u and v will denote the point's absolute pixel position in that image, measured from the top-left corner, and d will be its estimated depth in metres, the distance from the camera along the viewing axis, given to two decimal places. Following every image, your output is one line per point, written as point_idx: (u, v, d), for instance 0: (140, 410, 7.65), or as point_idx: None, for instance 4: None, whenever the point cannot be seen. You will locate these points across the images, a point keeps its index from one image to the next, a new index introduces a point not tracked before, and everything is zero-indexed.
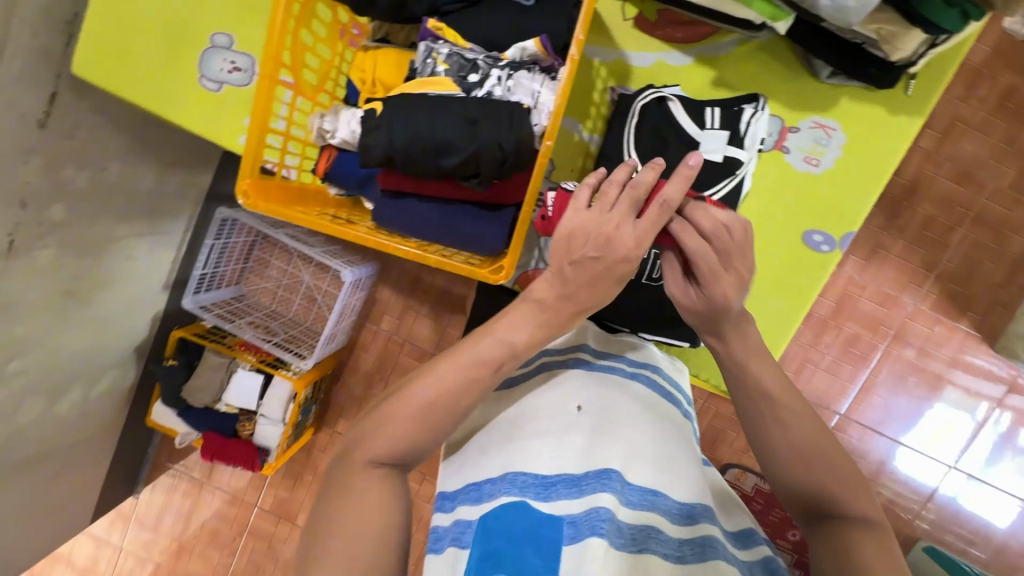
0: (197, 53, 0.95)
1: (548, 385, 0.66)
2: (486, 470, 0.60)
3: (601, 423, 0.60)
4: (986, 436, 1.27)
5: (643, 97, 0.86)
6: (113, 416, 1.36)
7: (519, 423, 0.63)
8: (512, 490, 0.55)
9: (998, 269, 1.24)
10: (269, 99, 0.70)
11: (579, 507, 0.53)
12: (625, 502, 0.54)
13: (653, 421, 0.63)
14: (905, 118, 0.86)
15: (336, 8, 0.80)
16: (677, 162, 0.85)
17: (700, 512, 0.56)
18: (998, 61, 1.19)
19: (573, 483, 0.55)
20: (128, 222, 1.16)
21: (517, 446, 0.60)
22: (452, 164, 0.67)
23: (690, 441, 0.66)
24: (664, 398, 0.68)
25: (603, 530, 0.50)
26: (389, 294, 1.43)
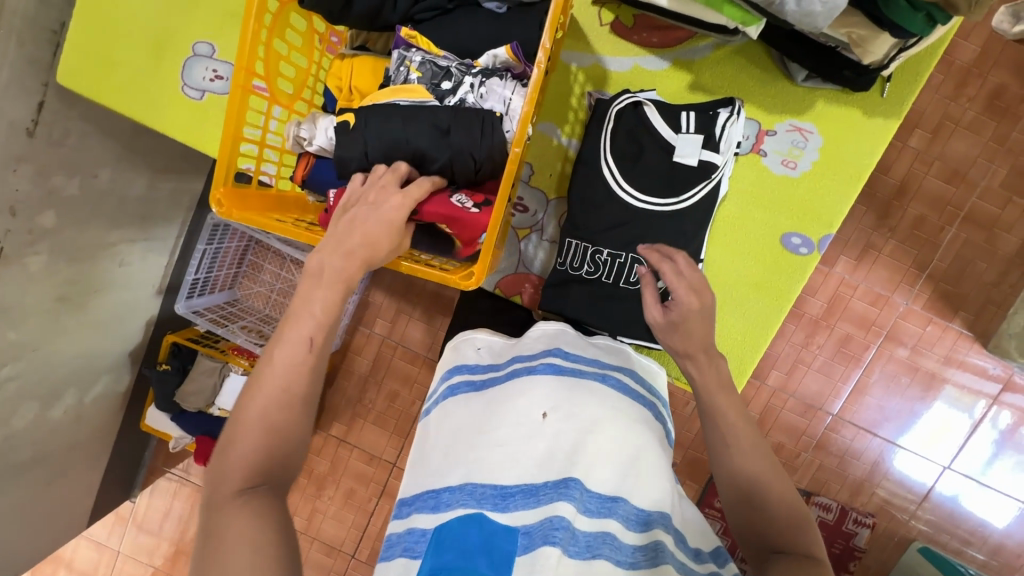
0: (180, 62, 0.97)
1: (514, 386, 0.66)
2: (446, 476, 0.61)
3: (565, 430, 0.61)
4: (982, 435, 1.27)
5: (619, 101, 0.87)
6: (108, 421, 1.37)
7: (483, 429, 0.63)
8: (469, 502, 0.57)
9: (991, 268, 1.24)
10: (242, 108, 0.71)
11: (535, 517, 0.55)
12: (583, 510, 0.56)
13: (620, 424, 0.63)
14: (882, 120, 0.87)
15: (311, 17, 0.81)
16: (653, 165, 0.86)
17: (656, 518, 0.59)
18: (986, 60, 1.19)
19: (531, 493, 0.57)
20: (121, 229, 1.17)
21: (480, 453, 0.61)
22: (430, 171, 0.69)
23: (659, 443, 0.66)
24: (633, 400, 0.69)
25: (555, 539, 0.53)
26: (382, 297, 1.43)
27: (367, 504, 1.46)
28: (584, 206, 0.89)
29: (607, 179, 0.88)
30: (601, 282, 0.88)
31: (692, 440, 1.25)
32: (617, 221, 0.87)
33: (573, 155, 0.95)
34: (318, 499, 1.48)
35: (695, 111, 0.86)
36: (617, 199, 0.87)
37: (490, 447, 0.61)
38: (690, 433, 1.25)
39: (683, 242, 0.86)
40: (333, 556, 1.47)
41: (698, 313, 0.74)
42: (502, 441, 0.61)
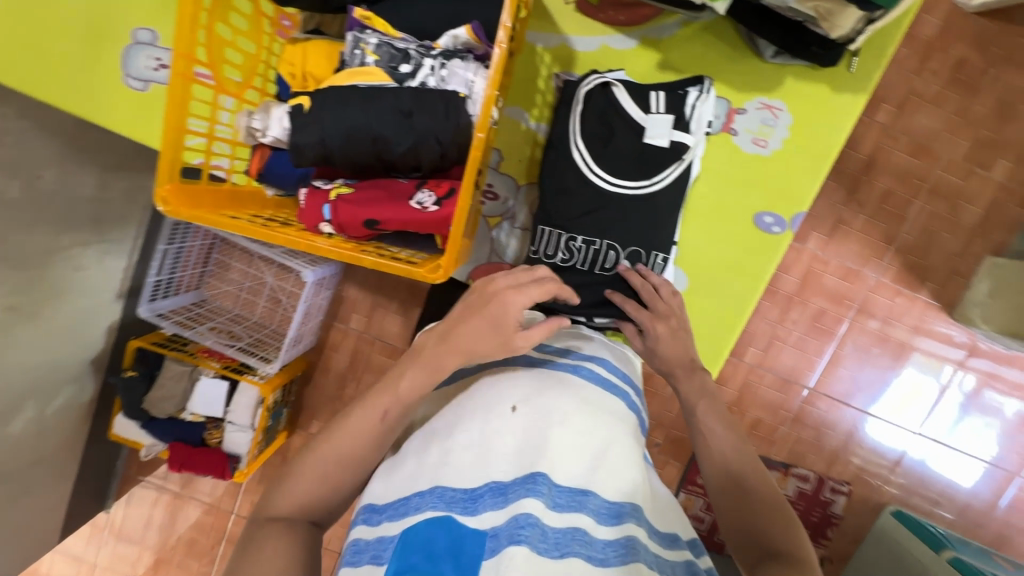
0: (120, 50, 0.94)
1: (485, 383, 0.67)
2: (415, 480, 0.60)
3: (534, 423, 0.60)
4: (950, 399, 1.31)
5: (586, 83, 0.85)
6: (74, 433, 1.32)
7: (453, 426, 0.63)
8: (439, 505, 0.56)
9: (956, 238, 1.26)
10: (184, 98, 0.67)
11: (503, 518, 0.54)
12: (552, 507, 0.54)
13: (589, 413, 0.63)
14: (851, 95, 0.87)
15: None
16: (625, 147, 0.85)
17: (628, 511, 0.57)
18: (949, 33, 1.20)
19: (499, 492, 0.56)
20: (73, 232, 1.11)
21: (449, 451, 0.60)
22: (393, 159, 0.67)
23: (631, 434, 0.66)
24: (605, 390, 0.69)
25: (522, 538, 0.51)
26: (356, 292, 1.40)
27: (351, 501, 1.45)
28: (555, 192, 0.88)
29: (578, 164, 0.86)
30: (576, 268, 0.87)
31: (674, 420, 1.26)
32: (588, 208, 0.86)
33: (542, 139, 0.93)
34: None
35: (667, 93, 0.85)
36: (590, 182, 0.85)
37: (459, 447, 0.60)
38: (671, 413, 1.25)
39: (656, 226, 0.86)
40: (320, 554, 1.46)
41: (666, 332, 0.79)
42: (472, 439, 0.60)
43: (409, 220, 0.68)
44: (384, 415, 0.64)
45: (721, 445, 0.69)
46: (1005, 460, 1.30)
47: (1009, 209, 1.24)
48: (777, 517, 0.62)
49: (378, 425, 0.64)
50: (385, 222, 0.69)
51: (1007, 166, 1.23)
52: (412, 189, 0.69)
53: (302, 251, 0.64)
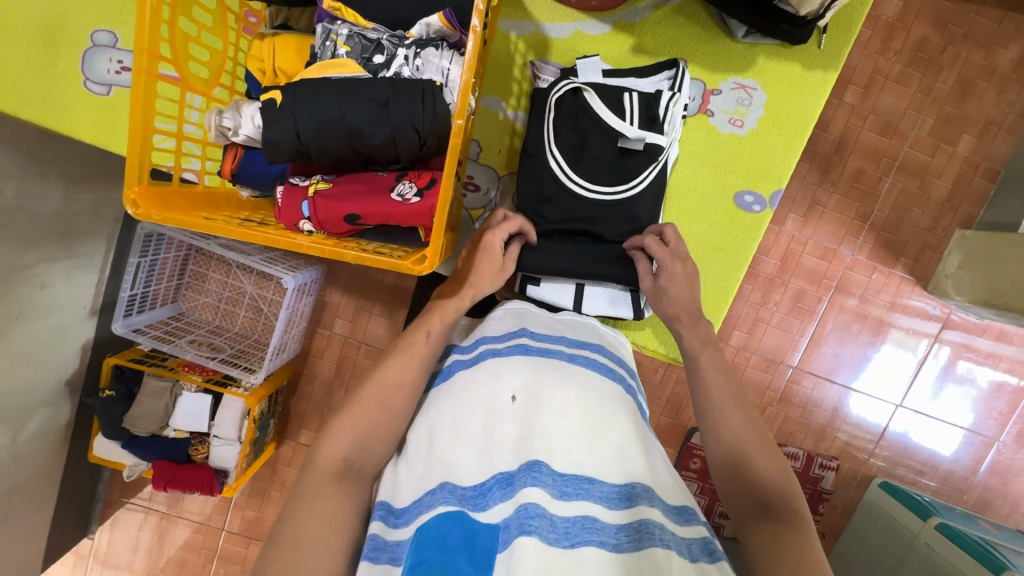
0: (79, 54, 0.91)
1: (485, 372, 0.66)
2: (425, 480, 0.60)
3: (534, 411, 0.61)
4: (928, 370, 1.34)
5: (558, 89, 0.83)
6: (50, 458, 1.27)
7: (455, 422, 0.63)
8: (450, 500, 0.56)
9: (926, 214, 1.29)
10: (150, 97, 0.64)
11: (511, 509, 0.53)
12: (558, 496, 0.54)
13: (589, 400, 0.63)
14: (823, 72, 0.88)
15: None
16: (600, 152, 0.85)
17: (640, 493, 0.57)
18: (909, 14, 1.24)
19: (506, 483, 0.56)
20: (39, 248, 1.07)
21: (454, 449, 0.61)
22: (370, 152, 0.66)
23: (633, 417, 0.66)
24: (604, 376, 0.69)
25: (532, 528, 0.50)
26: (339, 296, 1.38)
27: None
28: (533, 202, 0.87)
29: (556, 173, 0.85)
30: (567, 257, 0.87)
31: (663, 407, 1.26)
32: (569, 198, 0.86)
33: (520, 129, 0.93)
34: None
35: (639, 103, 0.83)
36: (568, 190, 0.85)
37: (464, 443, 0.61)
38: (661, 400, 1.26)
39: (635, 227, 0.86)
40: None
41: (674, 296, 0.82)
42: (476, 434, 0.61)
43: (388, 212, 0.67)
44: (429, 334, 0.74)
45: (723, 411, 0.72)
46: (983, 426, 1.34)
47: (975, 182, 1.28)
48: (781, 483, 0.65)
49: (398, 395, 0.69)
50: (366, 216, 0.68)
51: (970, 141, 1.27)
52: (392, 182, 0.68)
53: (282, 248, 0.62)
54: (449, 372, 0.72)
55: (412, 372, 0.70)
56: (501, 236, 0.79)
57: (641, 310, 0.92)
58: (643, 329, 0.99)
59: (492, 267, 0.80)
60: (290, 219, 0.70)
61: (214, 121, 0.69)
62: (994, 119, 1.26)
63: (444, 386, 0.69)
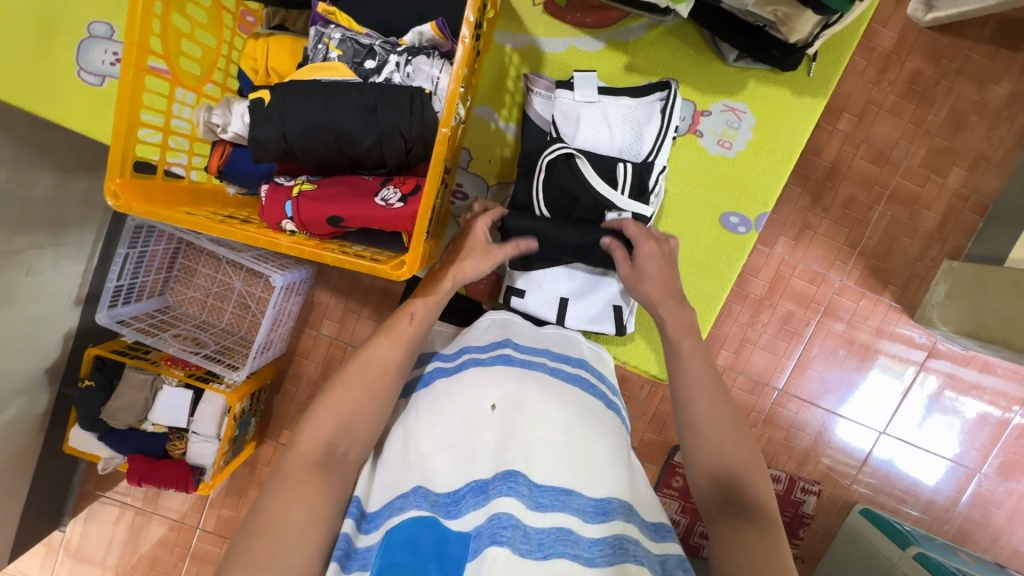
0: (75, 44, 0.92)
1: (467, 379, 0.65)
2: (401, 484, 0.60)
3: (513, 421, 0.60)
4: (913, 398, 1.34)
5: (550, 151, 0.83)
6: (26, 447, 1.26)
7: (434, 429, 0.62)
8: (422, 504, 0.56)
9: (914, 243, 1.31)
10: (139, 90, 0.65)
11: (483, 517, 0.53)
12: (533, 506, 0.54)
13: (571, 413, 0.63)
14: (810, 99, 0.90)
15: None
16: (585, 216, 0.85)
17: (615, 508, 0.57)
18: (905, 46, 1.26)
19: (480, 491, 0.56)
20: (25, 235, 1.07)
21: (430, 456, 0.60)
22: (356, 155, 0.66)
23: (613, 431, 0.66)
24: (587, 390, 0.69)
25: (503, 538, 0.50)
26: (328, 298, 1.39)
27: None
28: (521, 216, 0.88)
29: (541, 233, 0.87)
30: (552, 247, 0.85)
31: (648, 423, 1.26)
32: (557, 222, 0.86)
33: (512, 139, 0.93)
34: None
35: (636, 171, 0.84)
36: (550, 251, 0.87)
37: (441, 450, 0.60)
38: (645, 417, 1.25)
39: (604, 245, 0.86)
40: None
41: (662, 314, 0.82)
42: (454, 441, 0.60)
43: (371, 216, 0.67)
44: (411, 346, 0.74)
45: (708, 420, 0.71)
46: (966, 457, 1.35)
47: (964, 214, 1.29)
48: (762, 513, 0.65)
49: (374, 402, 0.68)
50: (349, 219, 0.68)
51: (961, 173, 1.29)
52: (377, 186, 0.68)
53: (262, 247, 0.62)
54: (429, 379, 0.71)
55: (399, 359, 0.70)
56: (486, 224, 0.81)
57: (622, 325, 0.92)
58: (627, 342, 0.99)
59: (479, 249, 0.79)
60: (270, 215, 0.70)
61: (202, 116, 0.70)
62: (984, 153, 1.28)
63: (423, 393, 0.69)
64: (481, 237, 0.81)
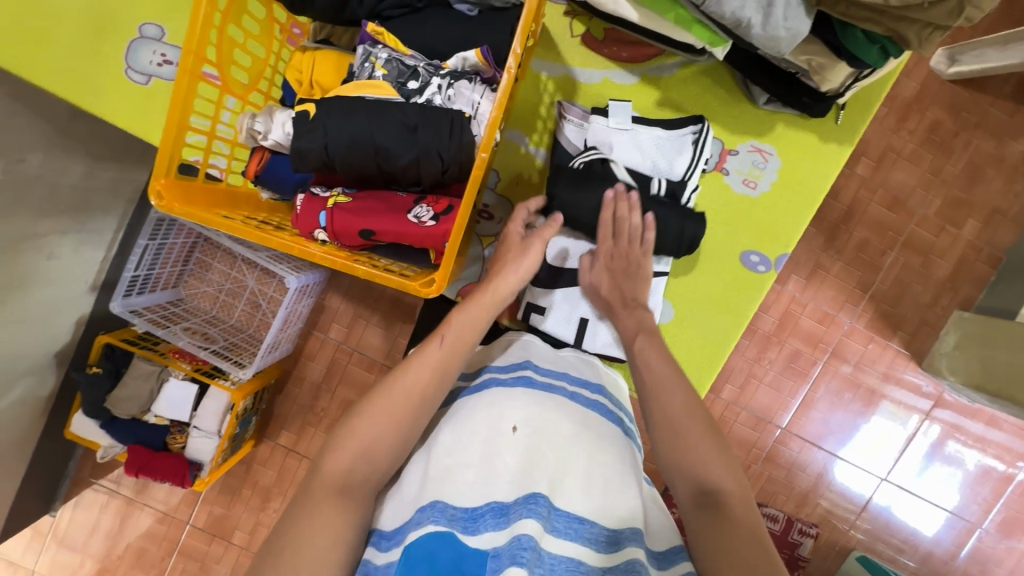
0: (125, 44, 0.94)
1: (489, 401, 0.65)
2: (419, 501, 0.59)
3: (534, 444, 0.60)
4: (917, 447, 1.33)
5: (585, 156, 0.86)
6: (27, 429, 1.26)
7: (455, 447, 0.61)
8: (440, 520, 0.55)
9: (926, 291, 1.31)
10: (189, 94, 0.66)
11: (504, 538, 0.53)
12: (550, 530, 0.54)
13: (589, 440, 0.63)
14: (837, 145, 0.91)
15: (272, 5, 0.79)
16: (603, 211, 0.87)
17: (627, 535, 0.57)
18: (926, 97, 1.28)
19: (500, 513, 0.55)
20: (51, 220, 1.09)
21: (449, 475, 0.59)
22: (394, 171, 0.67)
23: (630, 459, 0.65)
24: (606, 417, 0.69)
25: (523, 560, 0.50)
26: (339, 302, 1.41)
27: None
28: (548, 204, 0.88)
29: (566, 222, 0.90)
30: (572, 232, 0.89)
31: None
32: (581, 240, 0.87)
33: (540, 164, 0.94)
34: (261, 512, 1.44)
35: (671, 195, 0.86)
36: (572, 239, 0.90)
37: (461, 467, 0.59)
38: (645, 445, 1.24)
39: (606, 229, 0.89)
40: None
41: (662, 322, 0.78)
42: (474, 460, 0.60)
43: (402, 234, 0.68)
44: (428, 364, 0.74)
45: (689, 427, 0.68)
46: (967, 511, 1.33)
47: (977, 266, 1.30)
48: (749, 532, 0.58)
49: None
50: (381, 233, 0.69)
51: (975, 226, 1.29)
52: (410, 204, 0.69)
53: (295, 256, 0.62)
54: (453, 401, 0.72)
55: None
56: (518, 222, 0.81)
57: None
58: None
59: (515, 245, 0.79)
60: (302, 223, 0.71)
61: (245, 122, 0.71)
62: (1000, 207, 1.29)
63: (448, 413, 0.69)
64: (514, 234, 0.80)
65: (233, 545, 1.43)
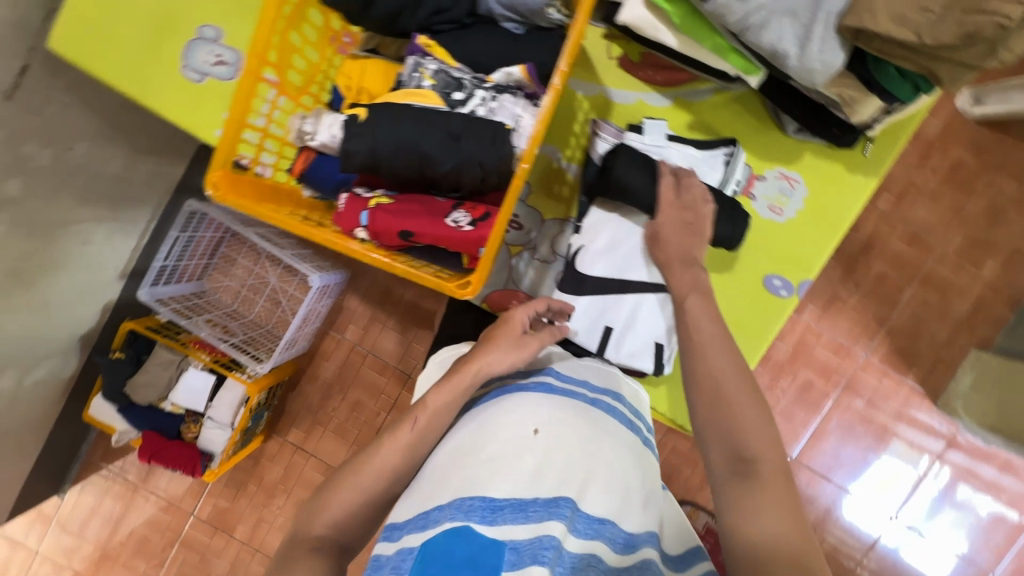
0: (183, 43, 0.91)
1: (512, 403, 0.66)
2: (435, 496, 0.58)
3: (556, 447, 0.61)
4: (926, 490, 1.31)
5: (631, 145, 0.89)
6: (45, 410, 1.29)
7: (475, 447, 0.61)
8: (457, 515, 0.55)
9: (943, 328, 1.31)
10: (250, 93, 0.70)
11: (526, 534, 0.54)
12: (572, 531, 0.55)
13: (610, 446, 0.64)
14: (864, 177, 0.92)
15: (330, 14, 0.82)
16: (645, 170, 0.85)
17: (643, 539, 0.59)
18: (949, 136, 1.29)
19: (519, 508, 0.55)
20: (89, 207, 1.13)
21: (469, 471, 0.59)
22: (436, 175, 0.69)
23: (647, 467, 0.67)
24: (624, 425, 0.70)
25: (545, 559, 0.52)
26: (356, 304, 1.44)
27: None
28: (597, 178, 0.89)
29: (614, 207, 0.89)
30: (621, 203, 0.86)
31: None
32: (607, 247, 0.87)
33: (572, 179, 0.96)
34: (265, 509, 1.45)
35: (717, 203, 0.86)
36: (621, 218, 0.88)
37: (482, 461, 0.59)
38: None
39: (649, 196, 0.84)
40: None
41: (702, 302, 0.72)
42: (494, 457, 0.59)
43: (442, 236, 0.70)
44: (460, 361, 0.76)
45: (739, 403, 0.63)
46: (978, 557, 1.30)
47: (996, 307, 1.29)
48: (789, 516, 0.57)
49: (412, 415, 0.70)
50: (419, 234, 0.70)
51: (995, 266, 1.29)
52: (448, 208, 0.72)
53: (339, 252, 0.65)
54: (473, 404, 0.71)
55: None
56: (525, 313, 0.74)
57: (661, 365, 0.87)
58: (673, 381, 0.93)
59: (512, 335, 0.72)
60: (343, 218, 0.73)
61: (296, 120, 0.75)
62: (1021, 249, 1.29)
63: (468, 414, 0.69)
64: (516, 326, 0.73)
65: (235, 539, 1.45)
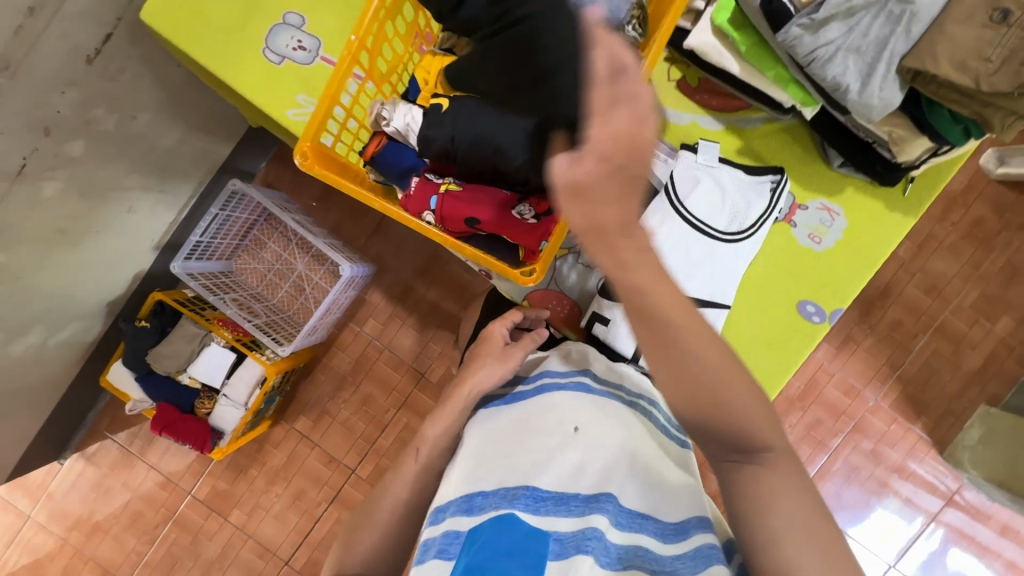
0: (268, 27, 0.96)
1: (552, 400, 0.68)
2: (477, 480, 0.61)
3: (594, 445, 0.63)
4: (920, 548, 1.31)
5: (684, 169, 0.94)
6: (64, 371, 1.30)
7: (515, 441, 0.64)
8: (503, 503, 0.57)
9: (954, 380, 1.32)
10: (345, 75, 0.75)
11: (571, 527, 0.56)
12: (615, 524, 0.57)
13: (646, 447, 0.66)
14: (901, 216, 0.96)
15: (419, 10, 0.86)
16: None
17: (695, 523, 0.59)
18: (972, 192, 1.33)
19: (561, 502, 0.58)
20: (140, 175, 1.16)
21: (513, 461, 0.62)
22: (508, 168, 0.74)
23: (685, 468, 0.69)
24: (659, 429, 0.72)
25: (589, 548, 0.54)
26: (379, 298, 1.45)
27: (315, 508, 1.44)
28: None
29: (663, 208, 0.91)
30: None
31: None
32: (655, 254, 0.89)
33: None
34: (263, 495, 1.45)
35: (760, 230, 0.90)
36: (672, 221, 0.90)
37: (525, 453, 0.62)
38: None
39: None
40: (265, 559, 1.44)
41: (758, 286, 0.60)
42: (536, 451, 0.62)
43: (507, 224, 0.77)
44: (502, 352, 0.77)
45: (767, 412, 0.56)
46: None
47: (1007, 364, 1.31)
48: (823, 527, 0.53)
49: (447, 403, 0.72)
50: (484, 223, 0.77)
51: (1009, 323, 1.32)
52: (513, 201, 0.77)
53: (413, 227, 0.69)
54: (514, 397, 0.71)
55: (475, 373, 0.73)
56: (503, 327, 0.79)
57: None
58: None
59: (495, 351, 0.75)
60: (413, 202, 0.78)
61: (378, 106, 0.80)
62: None
63: (506, 408, 0.70)
64: (498, 340, 0.77)
65: (230, 523, 1.44)
